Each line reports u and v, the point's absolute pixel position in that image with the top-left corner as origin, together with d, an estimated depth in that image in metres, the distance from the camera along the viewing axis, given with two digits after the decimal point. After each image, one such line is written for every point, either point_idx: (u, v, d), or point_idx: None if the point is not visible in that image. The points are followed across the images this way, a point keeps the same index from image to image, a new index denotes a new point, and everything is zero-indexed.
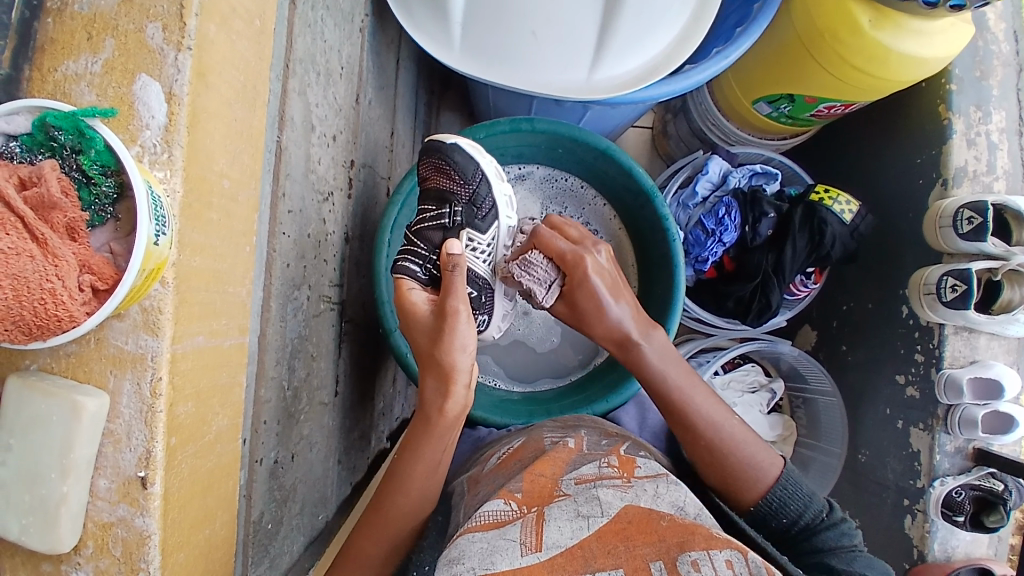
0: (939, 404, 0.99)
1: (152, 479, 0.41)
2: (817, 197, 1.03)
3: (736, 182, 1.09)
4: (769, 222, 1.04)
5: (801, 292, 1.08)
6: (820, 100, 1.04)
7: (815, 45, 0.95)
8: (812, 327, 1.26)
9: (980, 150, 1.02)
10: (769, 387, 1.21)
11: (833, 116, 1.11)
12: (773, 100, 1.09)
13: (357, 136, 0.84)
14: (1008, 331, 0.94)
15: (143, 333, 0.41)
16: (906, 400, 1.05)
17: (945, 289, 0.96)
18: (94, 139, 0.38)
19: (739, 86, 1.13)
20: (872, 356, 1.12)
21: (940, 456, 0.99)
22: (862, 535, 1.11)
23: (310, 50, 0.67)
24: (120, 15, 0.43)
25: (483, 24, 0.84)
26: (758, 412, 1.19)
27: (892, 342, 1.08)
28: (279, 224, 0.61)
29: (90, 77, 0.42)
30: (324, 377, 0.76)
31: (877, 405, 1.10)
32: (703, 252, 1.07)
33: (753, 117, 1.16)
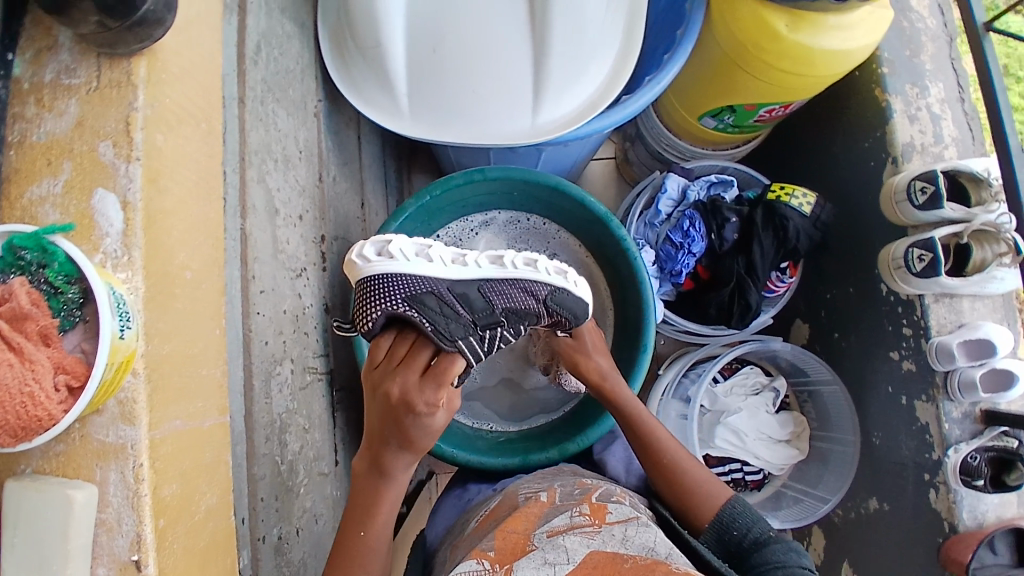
0: (936, 372, 1.00)
1: (145, 561, 0.44)
2: (774, 195, 1.06)
3: (695, 195, 1.12)
4: (733, 226, 1.07)
5: (780, 288, 1.10)
6: (759, 105, 1.09)
7: (743, 57, 1.00)
8: (803, 320, 1.27)
9: (924, 123, 1.05)
10: (772, 386, 1.21)
11: (776, 117, 1.16)
12: (716, 113, 1.14)
13: (324, 212, 0.89)
14: (988, 289, 0.96)
15: (122, 424, 0.44)
16: (905, 375, 1.04)
17: (913, 260, 0.97)
18: (57, 253, 0.42)
19: (682, 105, 1.19)
20: (864, 339, 1.12)
21: (948, 425, 0.99)
22: (892, 521, 1.08)
23: (264, 140, 0.72)
24: (75, 139, 0.47)
25: (427, 89, 0.89)
26: (766, 413, 1.19)
27: (879, 320, 1.09)
28: (253, 305, 0.64)
29: (52, 197, 0.47)
30: (320, 447, 0.78)
31: (879, 386, 1.10)
32: (676, 266, 1.10)
33: (700, 131, 1.22)
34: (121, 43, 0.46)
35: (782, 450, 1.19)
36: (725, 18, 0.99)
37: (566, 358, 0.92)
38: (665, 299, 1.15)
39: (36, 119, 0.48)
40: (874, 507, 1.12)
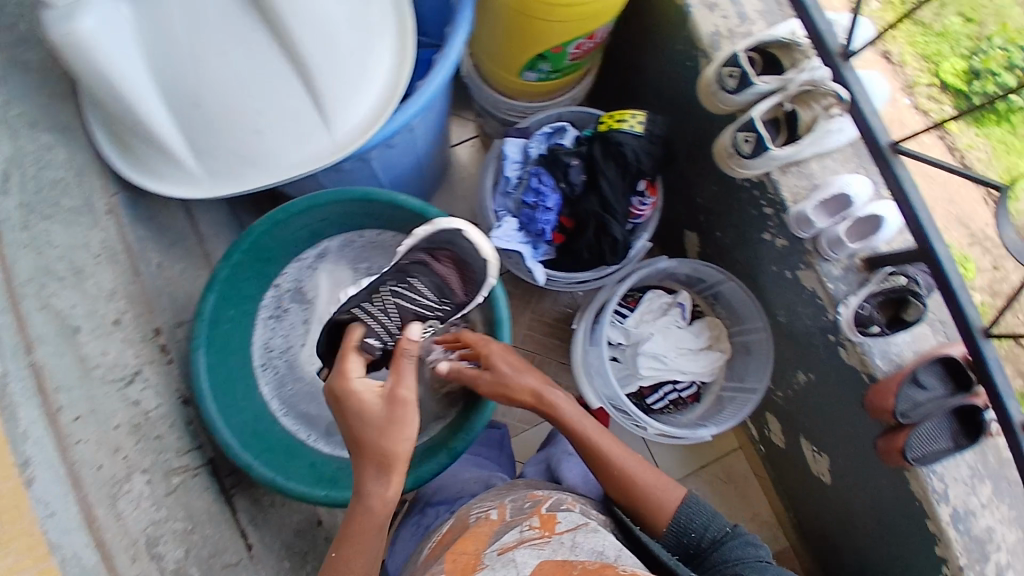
0: (806, 241, 0.99)
1: None
2: (607, 126, 1.05)
3: (536, 151, 1.11)
4: (577, 169, 1.07)
5: (644, 212, 1.11)
6: (566, 45, 1.07)
7: (525, 6, 0.99)
8: (691, 228, 1.27)
9: (723, 7, 1.05)
10: (677, 302, 1.26)
11: (593, 49, 1.13)
12: (532, 65, 1.12)
13: (154, 301, 0.87)
14: (828, 144, 0.95)
15: None
16: (782, 250, 1.05)
17: (741, 145, 0.97)
18: None
19: (501, 67, 1.17)
20: (738, 229, 1.13)
21: (831, 285, 0.99)
22: (821, 387, 1.10)
23: (41, 266, 0.71)
24: None
25: (212, 144, 0.86)
26: (678, 328, 1.24)
27: (744, 208, 1.09)
28: (69, 436, 0.65)
29: None
30: (218, 533, 0.78)
31: (767, 267, 1.11)
32: (538, 226, 1.08)
33: (527, 86, 1.19)
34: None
35: (705, 356, 1.24)
36: None
37: (503, 397, 0.95)
38: (545, 259, 1.14)
39: None
40: (804, 378, 1.14)
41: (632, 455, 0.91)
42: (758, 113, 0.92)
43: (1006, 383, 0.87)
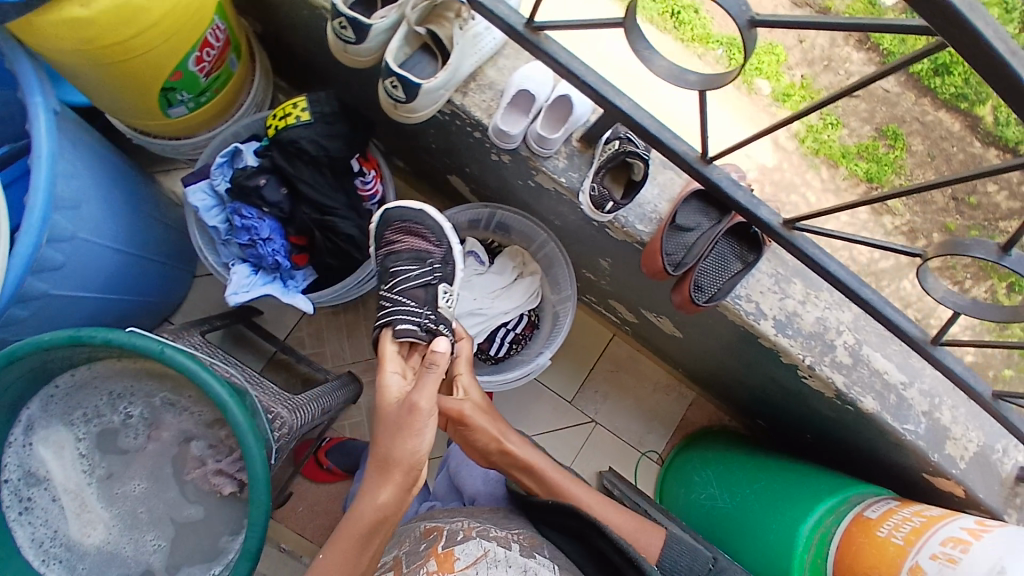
0: (521, 148, 0.94)
1: None
2: (273, 129, 0.94)
3: (224, 185, 0.97)
4: (270, 187, 0.95)
5: (373, 191, 1.02)
6: (182, 66, 0.94)
7: (100, 57, 0.84)
8: (448, 170, 1.21)
9: None
10: (468, 251, 1.20)
11: (223, 53, 1.01)
12: (168, 101, 0.99)
13: None
14: (477, 55, 0.89)
15: None
16: (511, 165, 1.00)
17: (393, 91, 0.84)
18: None
19: (142, 117, 1.02)
20: (473, 159, 1.07)
21: (564, 178, 0.96)
22: (618, 265, 1.10)
23: None
24: None
25: None
26: (480, 275, 1.20)
27: (461, 138, 1.02)
28: None
29: None
30: None
31: (515, 182, 1.06)
32: (270, 260, 0.98)
33: (185, 121, 1.07)
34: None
35: (520, 286, 1.21)
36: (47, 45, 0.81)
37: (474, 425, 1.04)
38: (305, 283, 1.04)
39: None
40: (605, 261, 1.13)
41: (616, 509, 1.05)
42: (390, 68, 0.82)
43: (746, 196, 0.87)
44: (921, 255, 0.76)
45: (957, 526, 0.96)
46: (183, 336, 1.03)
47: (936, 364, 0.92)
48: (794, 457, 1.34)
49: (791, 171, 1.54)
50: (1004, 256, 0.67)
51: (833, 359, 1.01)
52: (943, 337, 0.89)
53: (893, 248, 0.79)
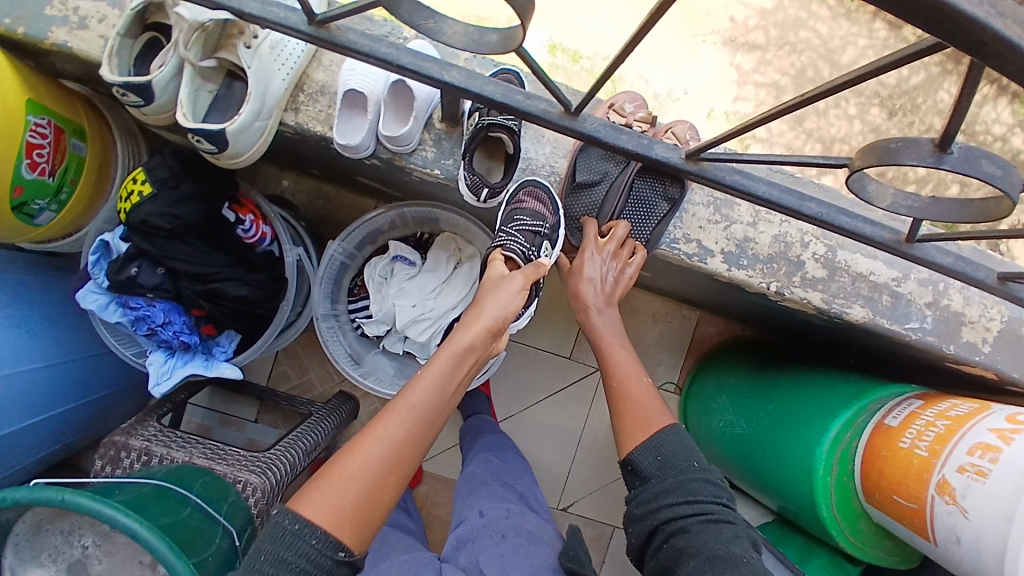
0: (379, 151, 0.83)
1: None
2: (124, 211, 0.87)
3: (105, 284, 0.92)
4: (143, 272, 0.89)
5: (255, 238, 0.96)
6: (18, 180, 0.88)
7: None
8: (354, 175, 1.11)
9: None
10: (393, 256, 1.11)
11: (60, 147, 0.95)
12: (29, 213, 0.94)
13: None
14: (283, 67, 0.76)
15: None
16: (386, 168, 0.90)
17: (203, 144, 0.73)
18: None
19: (18, 237, 0.98)
20: (358, 166, 0.97)
21: (438, 168, 0.84)
22: None
23: None
24: None
25: None
26: (413, 277, 1.11)
27: (328, 152, 0.92)
28: None
29: None
30: None
31: (407, 178, 0.96)
32: (179, 342, 0.94)
33: (60, 221, 1.02)
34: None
35: (458, 276, 1.11)
36: None
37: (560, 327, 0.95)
38: (227, 347, 1.00)
39: None
40: None
41: (642, 376, 0.85)
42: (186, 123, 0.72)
43: (634, 138, 0.73)
44: (846, 164, 0.60)
45: (985, 427, 0.83)
46: (136, 430, 1.03)
47: (922, 262, 0.76)
48: (815, 365, 1.22)
49: (795, 6, 1.58)
50: (942, 156, 0.50)
51: (804, 276, 0.88)
52: (920, 233, 0.72)
53: (817, 163, 0.62)
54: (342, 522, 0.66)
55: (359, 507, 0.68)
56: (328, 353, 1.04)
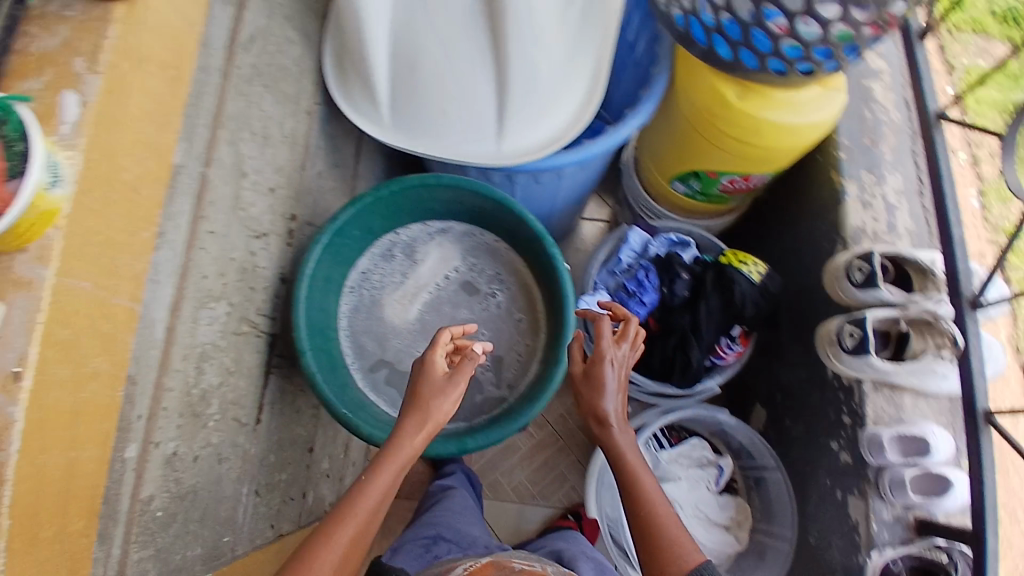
0: (868, 468, 0.85)
1: (24, 374, 0.48)
2: (728, 261, 1.01)
3: (655, 251, 1.07)
4: (684, 282, 1.01)
5: (726, 357, 1.01)
6: (722, 173, 1.01)
7: (705, 127, 0.94)
8: (761, 403, 1.13)
9: (877, 211, 0.94)
10: (717, 463, 1.08)
11: (746, 191, 1.07)
12: (683, 177, 1.07)
13: (301, 194, 0.92)
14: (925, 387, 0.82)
15: (36, 263, 0.49)
16: (843, 466, 0.90)
17: (845, 337, 0.88)
18: (14, 120, 0.47)
19: (657, 168, 1.11)
20: (809, 425, 0.99)
21: (875, 525, 0.82)
22: None
23: (246, 114, 0.75)
24: (63, 53, 0.52)
25: (407, 98, 0.89)
26: (706, 490, 1.05)
27: (823, 405, 0.95)
28: (194, 264, 0.69)
29: (35, 93, 0.52)
30: (242, 395, 0.82)
31: (818, 477, 0.95)
32: (626, 314, 1.04)
33: (671, 196, 1.14)
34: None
35: (718, 535, 1.04)
36: (686, 89, 0.94)
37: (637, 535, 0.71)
38: None
39: (38, 37, 0.54)
40: None
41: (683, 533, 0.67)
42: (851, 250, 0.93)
43: None
44: None
45: None
46: None
47: None
48: None
49: None
50: None
51: None
52: None
53: None
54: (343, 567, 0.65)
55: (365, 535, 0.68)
56: None
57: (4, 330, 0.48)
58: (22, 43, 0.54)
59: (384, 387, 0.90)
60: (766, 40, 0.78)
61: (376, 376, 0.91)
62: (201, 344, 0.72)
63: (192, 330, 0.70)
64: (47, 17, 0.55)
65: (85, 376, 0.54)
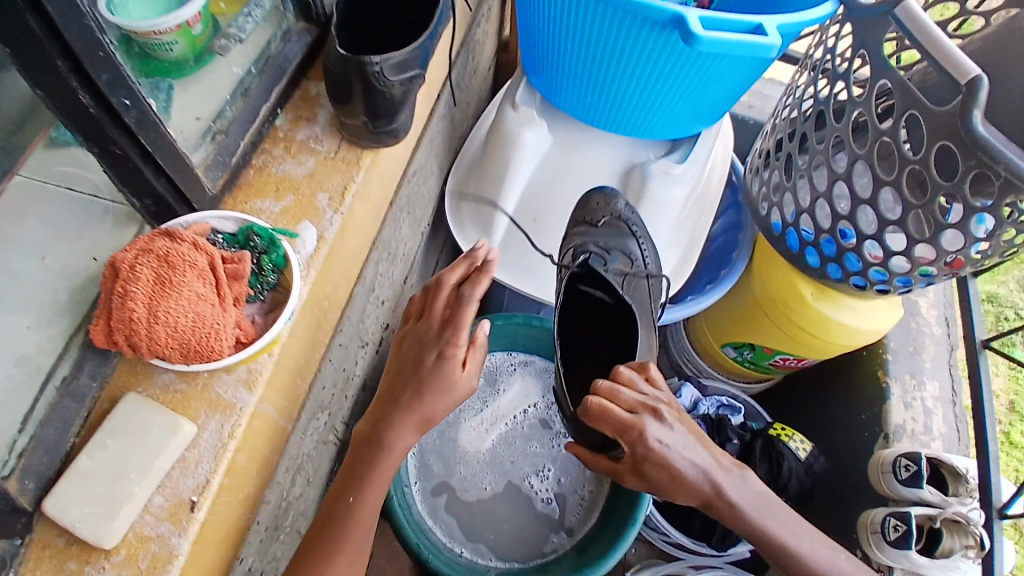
0: None
1: (200, 504, 0.45)
2: (776, 432, 1.08)
3: (706, 408, 1.14)
4: (733, 447, 1.08)
5: None
6: (776, 351, 1.10)
7: (771, 309, 1.04)
8: None
9: (916, 412, 1.04)
10: None
11: (791, 368, 1.16)
12: (737, 346, 1.16)
13: (395, 308, 0.97)
14: None
15: (241, 388, 0.48)
16: None
17: (889, 528, 0.94)
18: (279, 251, 0.47)
19: (711, 331, 1.21)
20: None
21: None
22: None
23: (389, 237, 0.81)
24: (304, 182, 0.55)
25: (519, 245, 0.95)
26: None
27: None
28: (322, 373, 0.70)
29: (269, 213, 0.53)
30: (309, 504, 0.80)
31: None
32: None
33: (725, 361, 1.22)
34: (363, 138, 0.56)
35: None
36: (764, 272, 1.05)
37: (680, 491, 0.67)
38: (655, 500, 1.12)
39: (279, 158, 0.56)
40: None
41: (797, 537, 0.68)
42: (891, 444, 1.02)
43: None
44: None
45: None
46: None
47: None
48: None
49: None
50: None
51: None
52: None
53: None
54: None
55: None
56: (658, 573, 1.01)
57: (191, 453, 0.46)
58: (262, 161, 0.56)
59: (442, 513, 0.90)
60: (858, 262, 0.89)
61: (435, 500, 0.90)
62: (301, 454, 0.72)
63: (301, 440, 0.69)
64: (295, 144, 0.57)
65: (238, 501, 0.51)
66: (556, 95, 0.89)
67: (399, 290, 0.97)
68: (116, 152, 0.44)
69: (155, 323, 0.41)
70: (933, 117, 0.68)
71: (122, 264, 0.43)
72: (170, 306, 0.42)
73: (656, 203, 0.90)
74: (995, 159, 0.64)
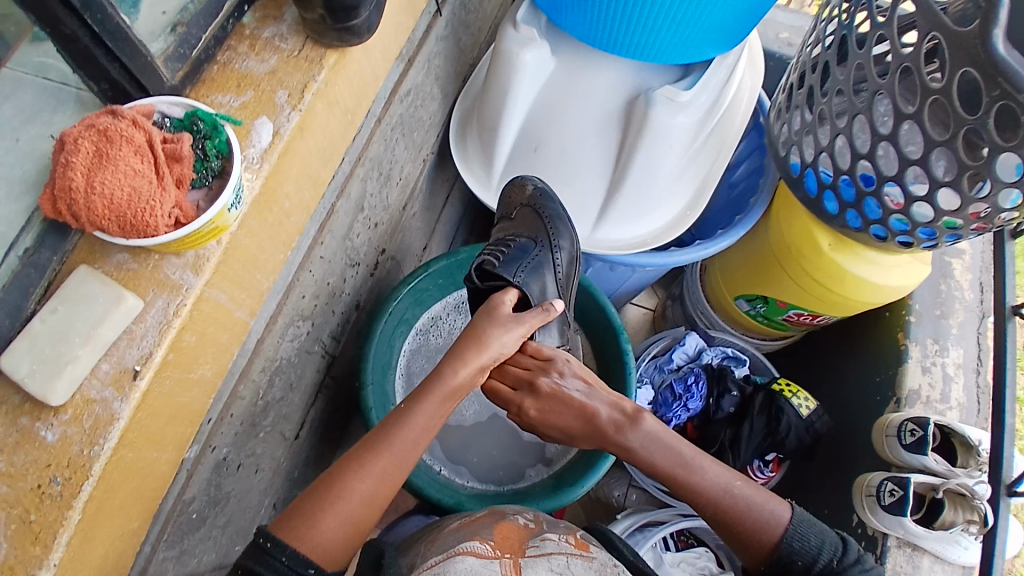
0: None
1: (142, 374, 0.48)
2: (779, 388, 1.04)
3: (709, 358, 1.11)
4: (731, 399, 1.05)
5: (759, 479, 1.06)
6: (790, 305, 1.04)
7: (785, 258, 0.98)
8: None
9: (934, 378, 0.96)
10: None
11: (808, 325, 1.10)
12: (750, 297, 1.10)
13: (394, 232, 0.96)
14: (948, 554, 0.82)
15: (187, 271, 0.51)
16: None
17: (884, 493, 0.88)
18: (221, 135, 0.49)
19: (725, 281, 1.14)
20: None
21: None
22: None
23: (380, 156, 0.81)
24: (265, 80, 0.56)
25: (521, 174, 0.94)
26: None
27: None
28: (298, 282, 0.71)
29: (229, 108, 0.54)
30: (292, 411, 0.82)
31: None
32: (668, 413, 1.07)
33: (737, 314, 1.15)
34: (325, 35, 0.56)
35: None
36: (780, 219, 0.99)
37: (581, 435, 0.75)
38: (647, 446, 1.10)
39: (244, 55, 0.57)
40: None
41: (706, 462, 0.71)
42: (902, 410, 0.95)
43: None
44: None
45: None
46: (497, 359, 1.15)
47: None
48: None
49: None
50: None
51: None
52: None
53: None
54: (353, 531, 0.61)
55: (370, 526, 0.62)
56: (650, 513, 0.98)
57: (138, 326, 0.49)
58: (226, 57, 0.56)
59: None
60: (877, 209, 0.82)
61: None
62: (279, 358, 0.73)
63: (277, 345, 0.71)
64: (259, 42, 0.57)
65: (188, 381, 0.54)
66: (559, 17, 0.85)
67: (398, 214, 0.95)
68: (67, 34, 0.45)
69: (92, 193, 0.43)
70: (953, 38, 0.63)
71: (67, 136, 0.44)
72: (106, 179, 0.43)
73: (657, 135, 0.85)
74: (1019, 84, 0.58)
